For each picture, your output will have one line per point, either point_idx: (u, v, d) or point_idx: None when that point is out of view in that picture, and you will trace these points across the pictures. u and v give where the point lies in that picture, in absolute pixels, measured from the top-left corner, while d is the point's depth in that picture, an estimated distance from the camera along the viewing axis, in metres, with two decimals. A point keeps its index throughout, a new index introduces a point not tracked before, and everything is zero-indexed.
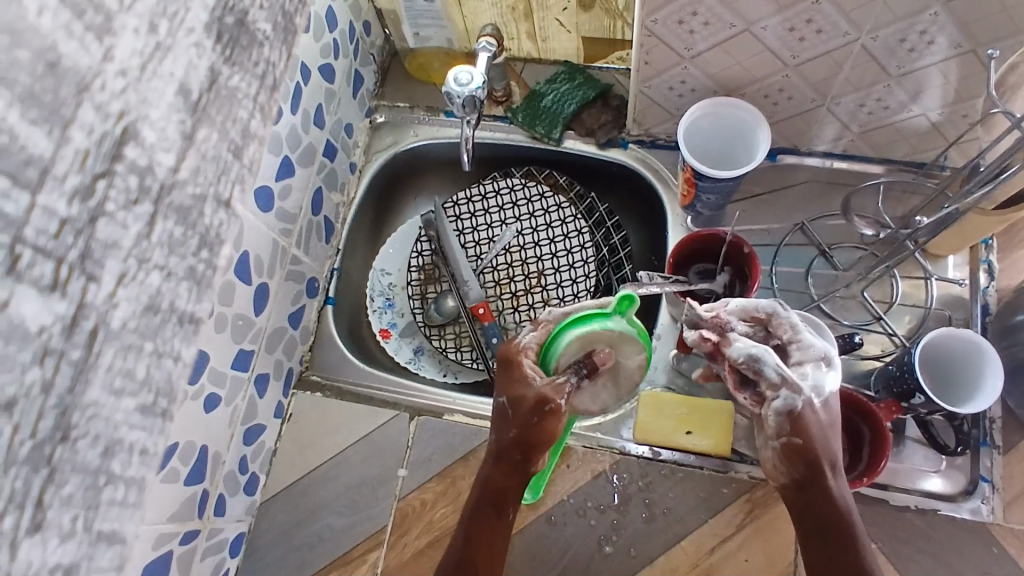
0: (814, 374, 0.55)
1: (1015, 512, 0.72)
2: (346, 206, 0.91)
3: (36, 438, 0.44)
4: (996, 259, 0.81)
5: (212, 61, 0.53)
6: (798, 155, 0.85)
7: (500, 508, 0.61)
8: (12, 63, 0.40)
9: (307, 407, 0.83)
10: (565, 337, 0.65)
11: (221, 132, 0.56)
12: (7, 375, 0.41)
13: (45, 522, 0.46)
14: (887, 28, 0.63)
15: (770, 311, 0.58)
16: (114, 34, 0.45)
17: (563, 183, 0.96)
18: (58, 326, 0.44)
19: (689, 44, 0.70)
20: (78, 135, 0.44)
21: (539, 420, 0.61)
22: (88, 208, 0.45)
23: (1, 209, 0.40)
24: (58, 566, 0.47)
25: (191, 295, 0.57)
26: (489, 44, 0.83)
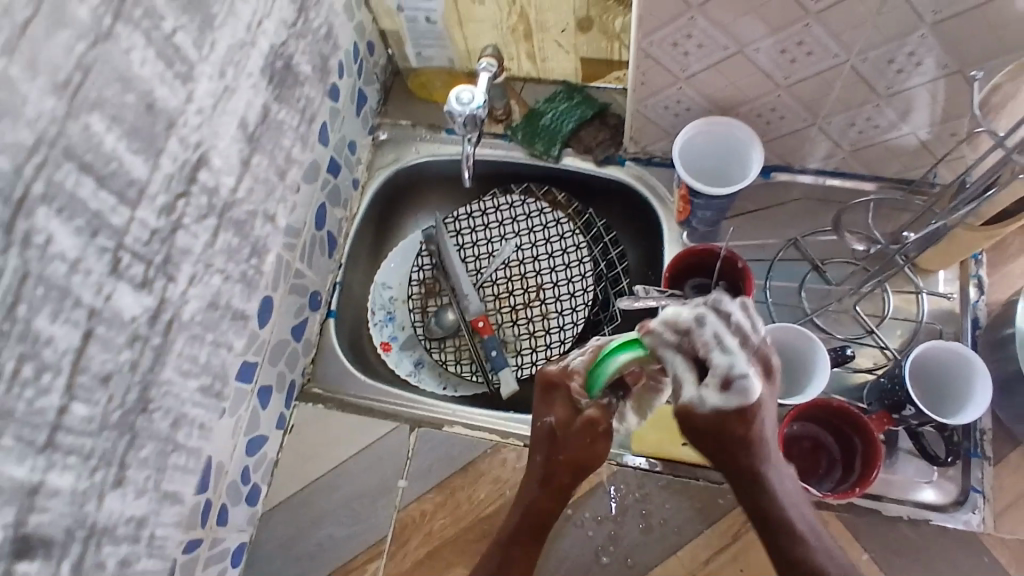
0: (712, 393, 0.50)
1: (1006, 522, 0.73)
2: (348, 221, 0.93)
3: (124, 408, 0.55)
4: (986, 274, 0.83)
5: (266, 99, 0.67)
6: (791, 172, 0.87)
7: (539, 535, 0.62)
8: (122, 105, 0.50)
9: (309, 418, 0.84)
10: (615, 362, 0.55)
11: (270, 158, 0.70)
12: (107, 355, 0.52)
13: (128, 478, 0.57)
14: (876, 50, 0.66)
15: (690, 325, 0.50)
16: (193, 80, 0.56)
17: (562, 200, 0.97)
18: (145, 316, 0.55)
19: (684, 65, 0.73)
20: (167, 163, 0.55)
21: (588, 444, 0.59)
22: (170, 222, 0.56)
23: (110, 222, 0.50)
24: (134, 517, 0.59)
25: (243, 295, 0.69)
26: (490, 65, 0.85)
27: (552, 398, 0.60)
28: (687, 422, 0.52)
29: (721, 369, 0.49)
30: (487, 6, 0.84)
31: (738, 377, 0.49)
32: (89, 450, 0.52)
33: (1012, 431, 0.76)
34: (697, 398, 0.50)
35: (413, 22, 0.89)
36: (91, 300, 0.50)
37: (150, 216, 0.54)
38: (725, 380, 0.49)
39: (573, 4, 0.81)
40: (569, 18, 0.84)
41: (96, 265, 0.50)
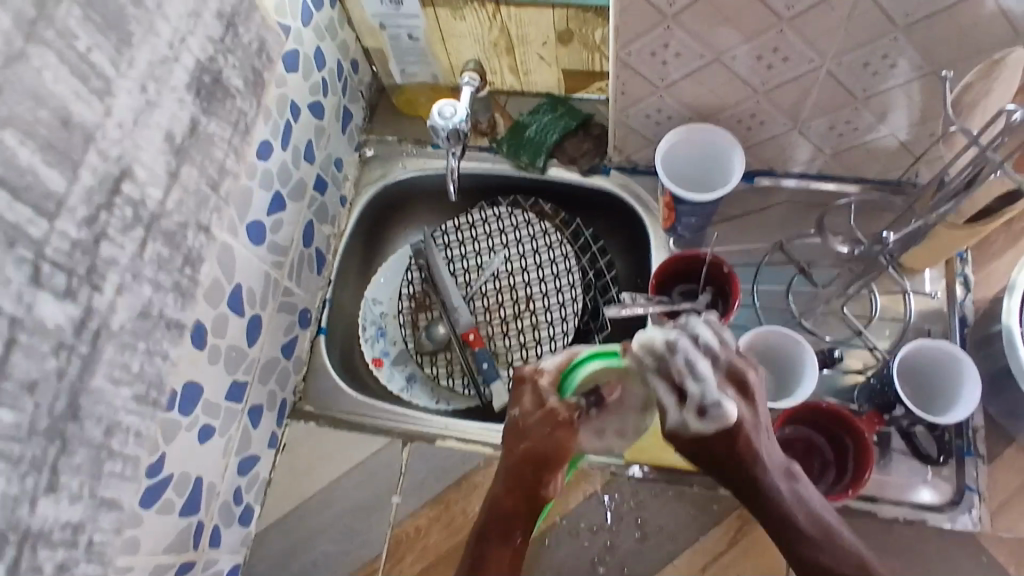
0: (696, 420, 0.53)
1: (1002, 520, 0.73)
2: (336, 238, 0.93)
3: (53, 415, 0.48)
4: (972, 272, 0.83)
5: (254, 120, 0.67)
6: (774, 176, 0.88)
7: (507, 533, 0.57)
8: (34, 120, 0.44)
9: (301, 437, 0.84)
10: (583, 370, 0.63)
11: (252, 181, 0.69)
12: (31, 363, 0.46)
13: (61, 484, 0.49)
14: (851, 53, 0.66)
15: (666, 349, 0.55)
16: (113, 95, 0.50)
17: (548, 210, 0.98)
18: (70, 324, 0.48)
19: (663, 74, 0.74)
20: (87, 176, 0.48)
21: (550, 433, 0.61)
22: (93, 233, 0.49)
23: (27, 234, 0.45)
24: (68, 523, 0.51)
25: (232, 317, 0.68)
26: (472, 79, 0.88)
27: (518, 393, 0.64)
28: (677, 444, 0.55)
29: (695, 395, 0.53)
30: (467, 22, 0.85)
31: (711, 401, 0.52)
32: (85, 458, 0.51)
33: (1005, 428, 0.76)
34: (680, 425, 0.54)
35: (395, 39, 0.90)
36: (9, 308, 0.44)
37: (72, 226, 0.48)
38: (699, 407, 0.52)
39: (553, 18, 0.82)
40: (549, 31, 0.85)
41: (14, 274, 0.44)
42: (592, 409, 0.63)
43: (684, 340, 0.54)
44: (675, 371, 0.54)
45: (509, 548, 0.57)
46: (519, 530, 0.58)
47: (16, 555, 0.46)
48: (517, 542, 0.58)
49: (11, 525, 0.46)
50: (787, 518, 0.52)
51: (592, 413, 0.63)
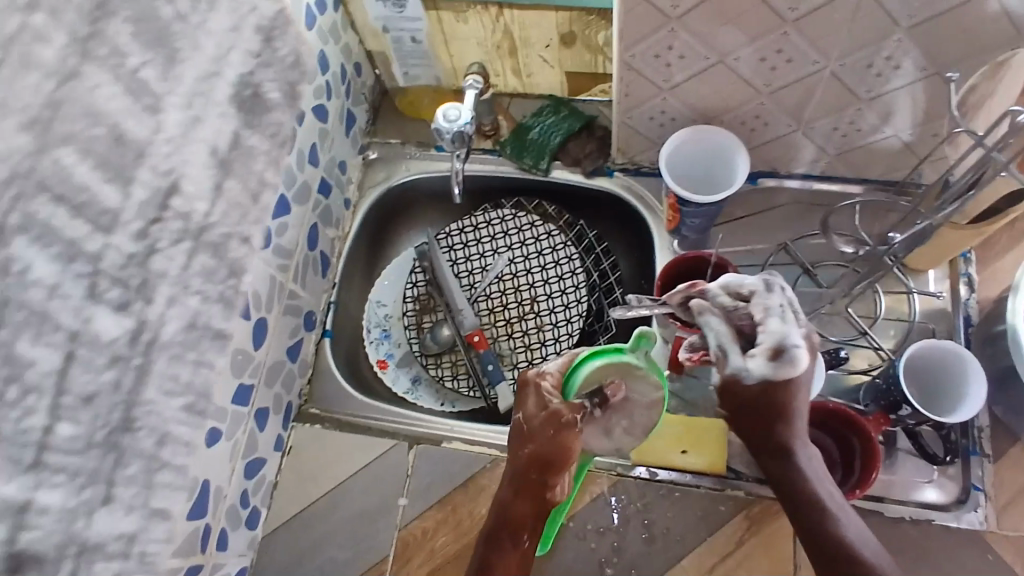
0: (761, 361, 0.55)
1: (1009, 519, 0.73)
2: (341, 241, 0.93)
3: (106, 427, 0.45)
4: (975, 272, 0.83)
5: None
6: (778, 177, 0.88)
7: (515, 535, 0.60)
8: (89, 138, 0.42)
9: (307, 440, 0.84)
10: (587, 368, 0.62)
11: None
12: (89, 375, 0.43)
13: (116, 496, 0.46)
14: (855, 55, 0.66)
15: (753, 290, 0.57)
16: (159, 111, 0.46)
17: (552, 212, 0.98)
18: (125, 338, 0.45)
19: (667, 76, 0.74)
20: (140, 191, 0.45)
21: (553, 435, 0.61)
22: (144, 246, 0.46)
23: (69, 236, 0.41)
24: (122, 535, 0.47)
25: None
26: (476, 81, 0.87)
27: (522, 397, 0.64)
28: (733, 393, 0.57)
29: (773, 337, 0.55)
30: (471, 25, 0.85)
31: (788, 347, 0.55)
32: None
33: (1010, 427, 0.76)
34: (741, 369, 0.55)
35: (398, 42, 0.90)
36: (67, 321, 0.42)
37: (127, 241, 0.45)
38: (771, 351, 0.55)
39: (556, 20, 0.82)
40: (552, 33, 0.85)
41: (74, 290, 0.42)
42: (594, 409, 0.64)
43: (782, 283, 0.57)
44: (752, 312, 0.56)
45: (519, 550, 0.59)
46: (527, 532, 0.60)
47: (72, 567, 0.44)
48: (524, 544, 0.60)
49: (67, 538, 0.43)
50: (806, 487, 0.54)
51: (595, 413, 0.65)
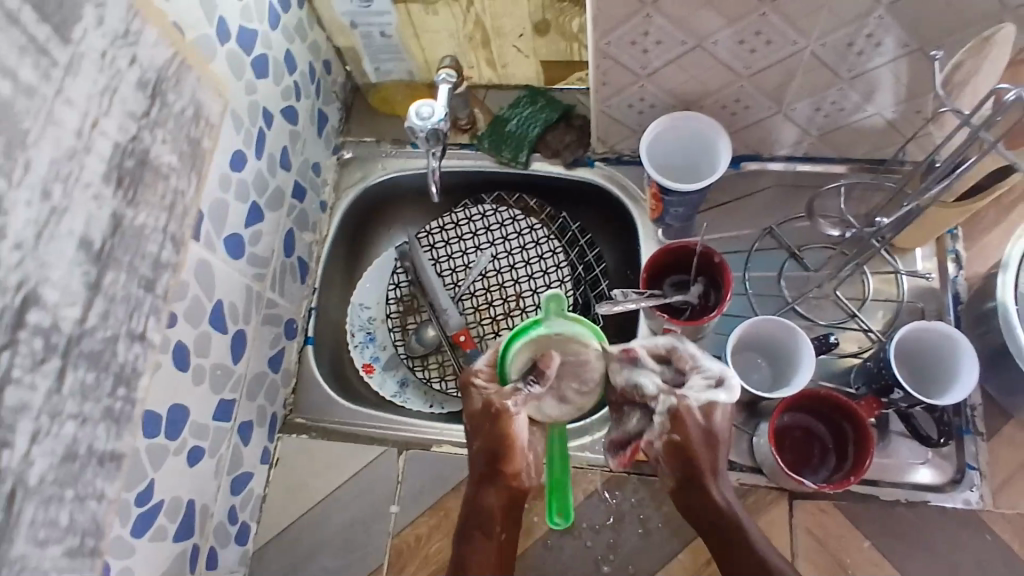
0: (706, 390, 0.59)
1: (1004, 497, 0.74)
2: (319, 244, 0.91)
3: None
4: (962, 249, 0.83)
5: (114, 207, 0.52)
6: (760, 161, 0.87)
7: (486, 528, 0.59)
8: None
9: (293, 451, 0.83)
10: (514, 350, 0.60)
11: (129, 272, 0.55)
12: None
13: None
14: (835, 33, 0.65)
15: (670, 347, 0.62)
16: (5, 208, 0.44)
17: (533, 205, 0.96)
18: None
19: (644, 62, 0.72)
20: None
21: (491, 427, 0.60)
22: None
23: None
24: None
25: (109, 435, 0.55)
26: (449, 75, 0.83)
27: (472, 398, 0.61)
28: (676, 424, 0.58)
29: (709, 372, 0.60)
30: (441, 16, 0.83)
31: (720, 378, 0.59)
32: None
33: (1003, 405, 0.76)
34: (686, 394, 0.59)
35: (368, 37, 0.88)
36: None
37: None
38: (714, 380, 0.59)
39: (528, 9, 0.80)
40: (525, 22, 0.82)
41: None
42: (533, 388, 0.60)
43: (684, 341, 0.61)
44: (682, 363, 0.61)
45: (491, 542, 0.59)
46: (500, 523, 0.59)
47: None
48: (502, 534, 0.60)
49: None
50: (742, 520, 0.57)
51: (535, 390, 0.60)
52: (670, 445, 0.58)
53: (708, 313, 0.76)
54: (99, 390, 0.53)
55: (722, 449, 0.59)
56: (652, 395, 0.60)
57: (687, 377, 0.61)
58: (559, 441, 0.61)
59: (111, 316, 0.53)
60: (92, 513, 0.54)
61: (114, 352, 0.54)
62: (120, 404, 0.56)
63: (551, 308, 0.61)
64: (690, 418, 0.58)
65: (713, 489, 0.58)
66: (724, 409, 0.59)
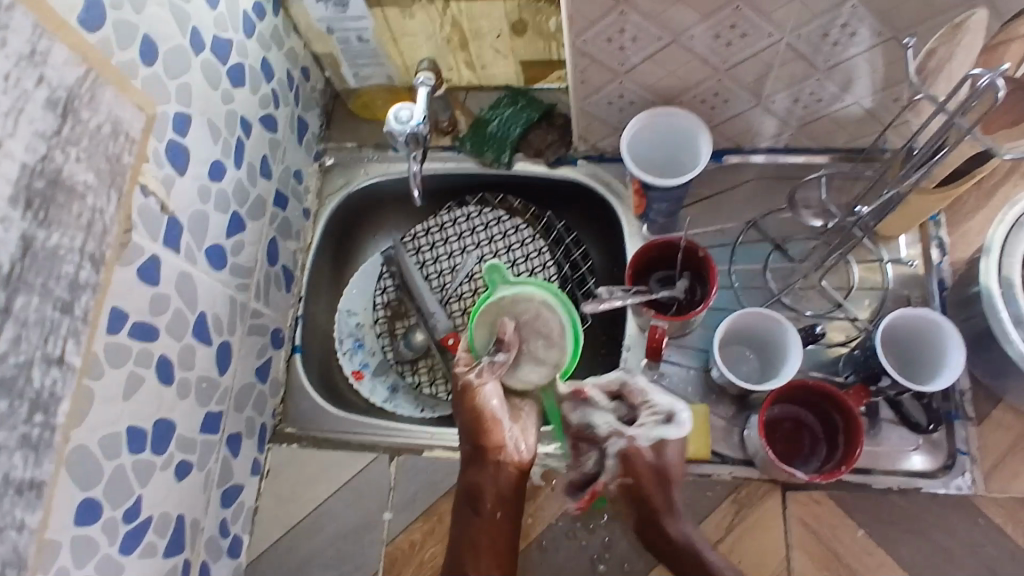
0: (655, 427, 0.65)
1: (996, 481, 0.74)
2: (303, 252, 0.90)
3: None
4: (946, 234, 0.84)
5: (24, 230, 0.47)
6: (742, 154, 0.87)
7: (477, 505, 0.62)
8: None
9: (284, 461, 0.82)
10: (475, 332, 0.67)
11: (42, 295, 0.49)
12: None
13: None
14: (809, 25, 0.65)
15: (622, 383, 0.67)
16: None
17: (518, 206, 0.96)
18: None
19: (621, 59, 0.72)
20: None
21: (466, 402, 0.65)
22: None
23: None
24: None
25: (29, 463, 0.49)
26: (427, 78, 0.82)
27: (472, 398, 0.64)
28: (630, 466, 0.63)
29: (660, 407, 0.66)
30: (418, 19, 0.82)
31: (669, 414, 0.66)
32: None
33: (991, 388, 0.77)
34: (642, 434, 0.64)
35: (345, 42, 0.87)
36: None
37: None
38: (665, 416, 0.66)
39: (505, 9, 0.80)
40: (502, 22, 0.82)
41: None
42: (499, 356, 0.64)
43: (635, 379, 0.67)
44: (634, 398, 0.67)
45: (487, 521, 0.62)
46: (494, 504, 0.62)
47: None
48: (497, 515, 0.62)
49: None
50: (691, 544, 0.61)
51: (498, 359, 0.64)
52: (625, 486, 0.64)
53: (695, 309, 0.76)
54: (14, 418, 0.47)
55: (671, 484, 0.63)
56: (605, 435, 0.66)
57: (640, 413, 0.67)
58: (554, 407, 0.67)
59: (25, 341, 0.48)
60: (12, 544, 0.48)
61: (30, 379, 0.48)
62: (39, 431, 0.50)
63: (495, 274, 0.67)
64: (640, 457, 0.63)
65: (669, 525, 0.63)
66: (675, 443, 0.64)
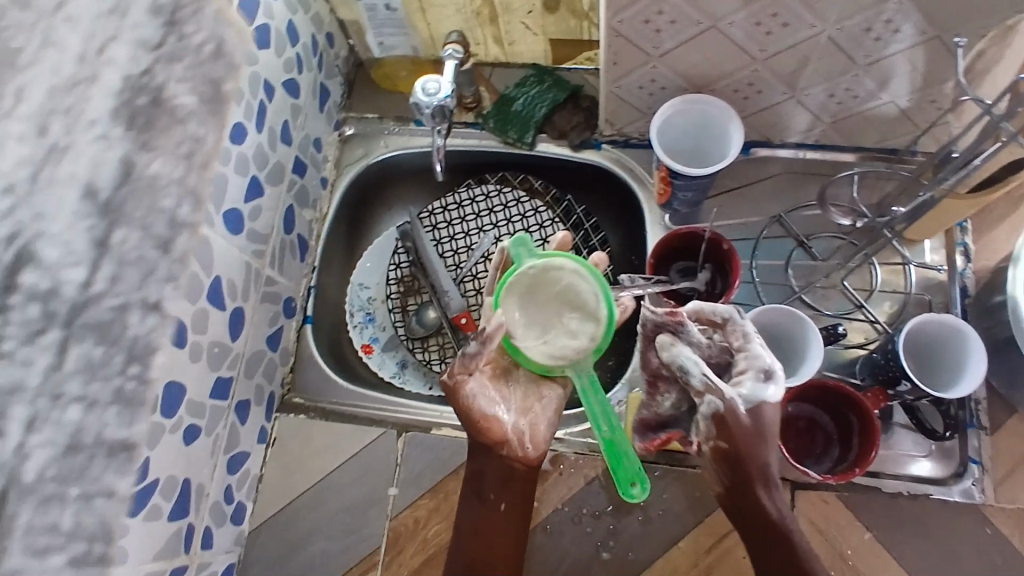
0: (750, 383, 0.56)
1: (1006, 491, 0.73)
2: (319, 222, 0.89)
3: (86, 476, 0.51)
4: (972, 241, 0.82)
5: (127, 151, 0.53)
6: (771, 147, 0.85)
7: (479, 493, 0.64)
8: None
9: (291, 431, 0.81)
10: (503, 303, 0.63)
11: (142, 230, 0.53)
12: None
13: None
14: (852, 18, 0.63)
15: (727, 316, 0.59)
16: None
17: (539, 187, 0.95)
18: None
19: (656, 42, 0.70)
20: None
21: (457, 404, 0.62)
22: None
23: None
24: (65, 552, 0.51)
25: (121, 419, 0.53)
26: (456, 51, 0.81)
27: (460, 403, 0.62)
28: (722, 436, 0.56)
29: (760, 360, 0.56)
30: None
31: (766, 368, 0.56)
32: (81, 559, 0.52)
33: (1007, 398, 0.76)
34: (734, 396, 0.55)
35: (372, 9, 0.85)
36: None
37: None
38: (763, 370, 0.56)
39: None
40: None
41: None
42: (471, 346, 0.60)
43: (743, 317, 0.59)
44: (732, 339, 0.58)
45: (490, 511, 0.63)
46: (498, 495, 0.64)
47: None
48: (500, 505, 0.64)
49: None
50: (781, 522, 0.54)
51: (470, 350, 0.60)
52: (717, 450, 0.56)
53: (715, 301, 0.75)
54: (110, 368, 0.52)
55: (767, 444, 0.55)
56: (698, 384, 0.57)
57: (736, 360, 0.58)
58: (593, 394, 0.62)
59: (124, 281, 0.53)
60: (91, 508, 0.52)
61: (127, 323, 0.53)
62: (133, 385, 0.53)
63: (522, 248, 0.64)
64: (736, 416, 0.55)
65: (765, 500, 0.55)
66: (775, 405, 0.56)
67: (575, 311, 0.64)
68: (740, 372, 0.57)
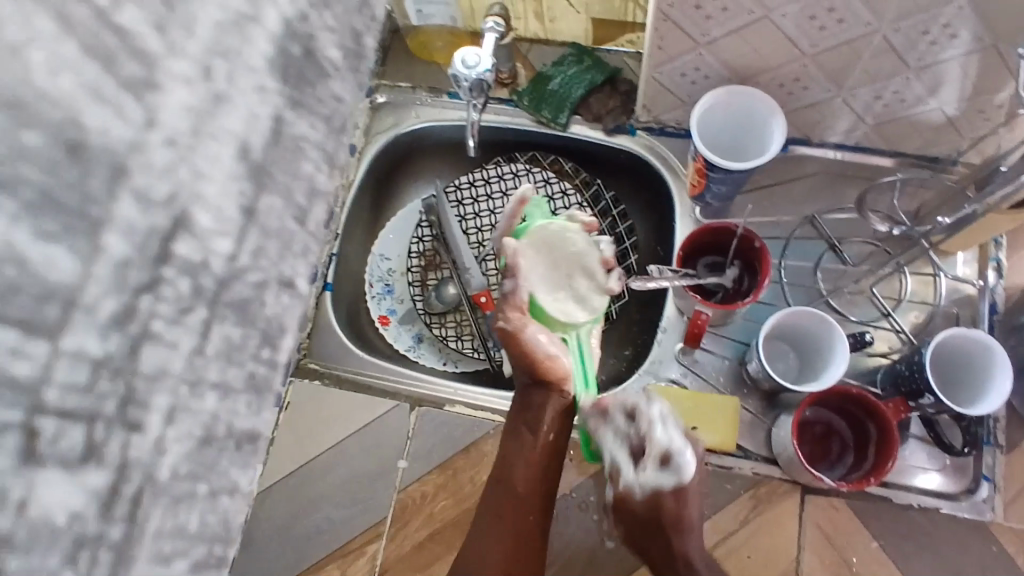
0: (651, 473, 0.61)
1: (1015, 511, 0.73)
2: (345, 189, 0.88)
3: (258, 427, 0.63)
4: (1005, 257, 0.81)
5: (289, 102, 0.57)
6: (811, 146, 0.83)
7: (533, 426, 0.68)
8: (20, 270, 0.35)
9: (305, 396, 0.81)
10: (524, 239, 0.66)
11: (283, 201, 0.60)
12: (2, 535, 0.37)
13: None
14: (909, 19, 0.61)
15: (635, 405, 0.62)
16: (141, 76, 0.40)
17: (568, 169, 0.94)
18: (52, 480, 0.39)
19: (704, 29, 0.68)
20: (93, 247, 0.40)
21: (514, 349, 0.67)
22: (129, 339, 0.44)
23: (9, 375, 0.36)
24: None
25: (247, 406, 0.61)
26: (497, 23, 0.79)
27: (519, 350, 0.67)
28: (629, 510, 0.63)
29: (661, 444, 0.61)
30: None
31: (673, 454, 0.61)
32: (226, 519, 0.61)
33: None
34: (635, 482, 0.62)
35: None
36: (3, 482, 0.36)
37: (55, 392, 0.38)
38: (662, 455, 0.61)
39: None
40: None
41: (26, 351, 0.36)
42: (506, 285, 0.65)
43: (655, 406, 0.61)
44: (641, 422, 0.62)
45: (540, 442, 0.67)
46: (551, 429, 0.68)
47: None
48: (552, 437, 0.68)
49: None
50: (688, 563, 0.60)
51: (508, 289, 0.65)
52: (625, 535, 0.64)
53: (741, 300, 0.74)
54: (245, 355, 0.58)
55: (678, 533, 0.61)
56: (612, 466, 0.63)
57: (646, 445, 0.62)
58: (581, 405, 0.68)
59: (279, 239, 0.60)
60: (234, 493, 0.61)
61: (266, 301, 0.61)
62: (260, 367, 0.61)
63: (538, 208, 0.68)
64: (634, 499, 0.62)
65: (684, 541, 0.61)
66: (673, 490, 0.61)
67: (588, 278, 0.66)
68: (648, 454, 0.61)
